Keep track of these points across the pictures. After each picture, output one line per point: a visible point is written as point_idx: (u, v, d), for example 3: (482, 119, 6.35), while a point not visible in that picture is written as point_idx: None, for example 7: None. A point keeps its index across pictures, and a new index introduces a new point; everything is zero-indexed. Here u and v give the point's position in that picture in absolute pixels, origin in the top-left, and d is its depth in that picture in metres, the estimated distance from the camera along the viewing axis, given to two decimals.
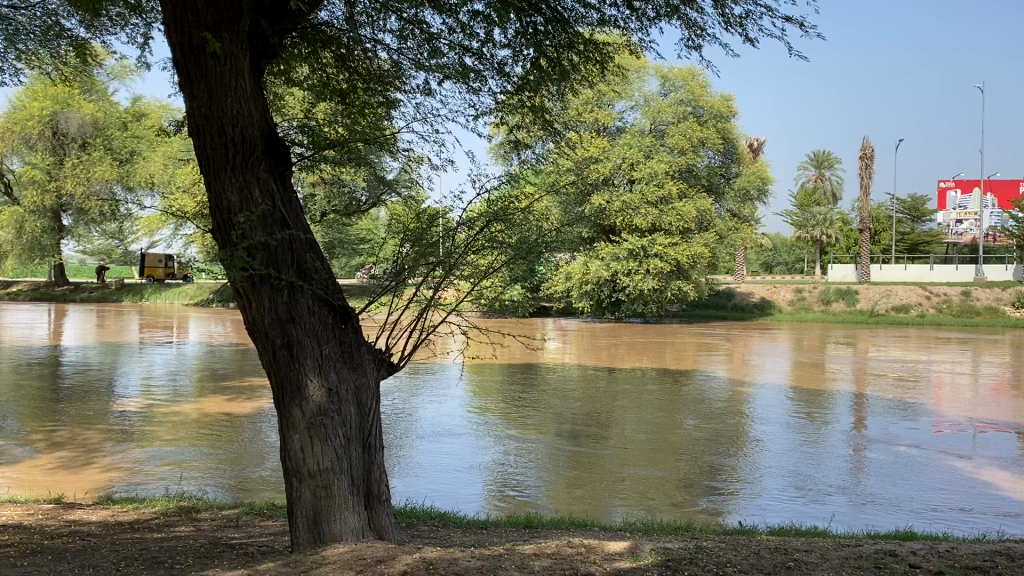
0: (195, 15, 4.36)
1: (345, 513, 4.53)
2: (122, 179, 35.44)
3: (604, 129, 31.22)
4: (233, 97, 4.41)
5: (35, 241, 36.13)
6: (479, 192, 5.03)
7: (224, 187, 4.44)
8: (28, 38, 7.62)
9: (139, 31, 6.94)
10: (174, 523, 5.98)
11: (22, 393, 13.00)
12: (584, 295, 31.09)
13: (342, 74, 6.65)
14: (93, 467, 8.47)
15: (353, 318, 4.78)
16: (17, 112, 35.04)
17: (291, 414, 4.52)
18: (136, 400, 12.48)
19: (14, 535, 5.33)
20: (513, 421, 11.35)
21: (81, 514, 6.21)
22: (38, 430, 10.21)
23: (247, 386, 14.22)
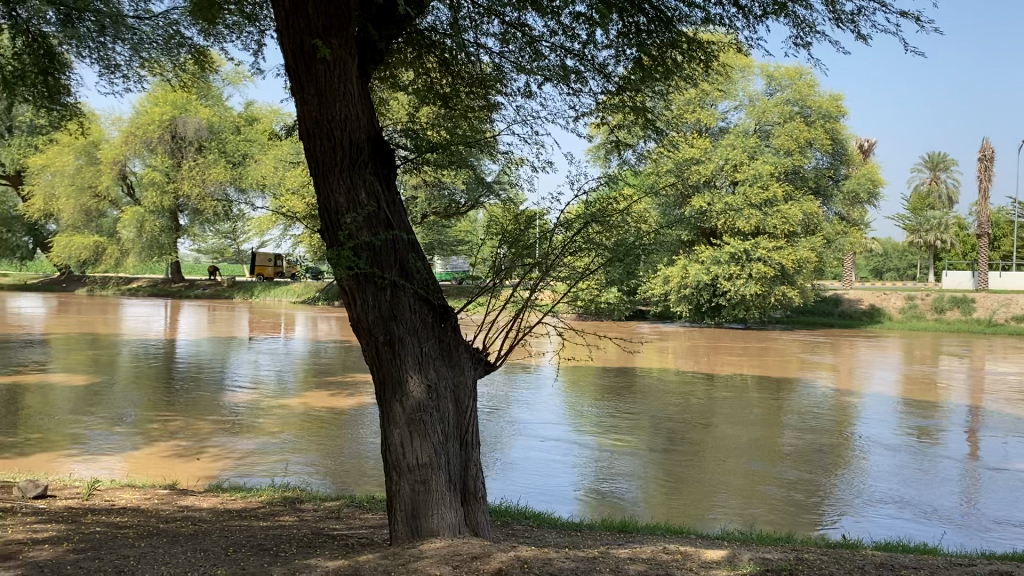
0: (307, 21, 4.50)
1: (442, 509, 4.59)
2: (235, 180, 37.02)
3: (706, 130, 30.74)
4: (342, 101, 4.54)
5: (155, 240, 37.90)
6: (578, 194, 5.03)
7: (333, 188, 4.57)
8: (151, 46, 8.02)
9: (254, 38, 7.22)
10: (279, 512, 6.19)
11: (139, 383, 13.70)
12: (683, 298, 30.39)
13: (445, 77, 6.74)
14: (204, 456, 8.85)
15: (452, 316, 4.85)
16: (140, 117, 36.99)
17: (392, 409, 4.62)
18: (244, 394, 12.96)
19: (133, 517, 5.64)
20: (609, 424, 11.28)
21: (193, 501, 6.50)
22: (155, 420, 10.73)
23: (348, 383, 14.58)
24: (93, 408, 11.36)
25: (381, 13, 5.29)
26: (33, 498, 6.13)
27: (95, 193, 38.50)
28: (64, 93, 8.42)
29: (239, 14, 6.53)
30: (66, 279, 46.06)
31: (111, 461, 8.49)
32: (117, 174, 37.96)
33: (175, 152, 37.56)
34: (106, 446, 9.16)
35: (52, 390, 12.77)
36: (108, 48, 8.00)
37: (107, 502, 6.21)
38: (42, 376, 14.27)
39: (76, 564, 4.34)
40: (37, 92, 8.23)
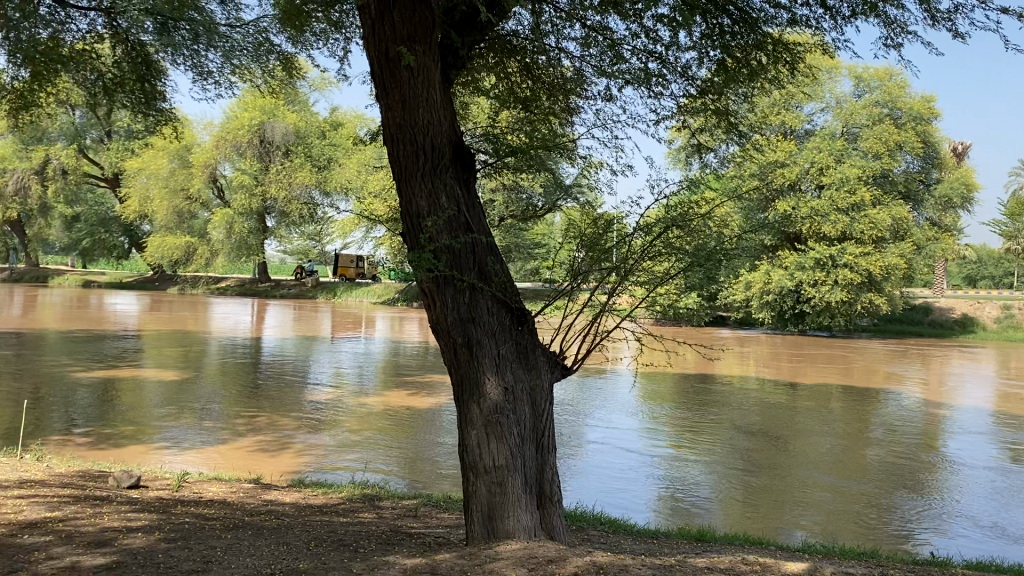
0: (391, 28, 4.60)
1: (518, 511, 4.62)
2: (319, 183, 37.92)
3: (790, 133, 30.07)
4: (425, 108, 4.62)
5: (243, 241, 39.03)
6: (658, 198, 5.00)
7: (415, 192, 4.65)
8: (242, 53, 8.30)
9: (340, 45, 7.41)
10: (358, 509, 6.32)
11: (226, 380, 14.15)
12: (765, 305, 29.77)
13: (525, 81, 6.79)
14: (286, 452, 9.09)
15: (529, 320, 4.87)
16: (231, 123, 38.27)
17: (470, 411, 4.67)
18: (326, 392, 13.24)
19: (220, 509, 5.84)
20: (686, 431, 11.14)
21: (276, 495, 6.68)
22: (240, 415, 11.06)
23: (426, 383, 14.76)
24: (183, 403, 11.79)
25: (464, 19, 5.37)
26: (127, 489, 6.41)
27: (187, 195, 39.94)
28: (160, 99, 8.75)
29: (327, 23, 6.72)
30: (158, 278, 47.90)
31: (198, 454, 8.81)
32: (208, 177, 39.31)
33: (263, 156, 38.70)
34: (195, 440, 9.49)
35: (145, 385, 13.29)
36: (201, 56, 8.29)
37: (196, 494, 6.44)
38: (136, 370, 14.85)
39: (167, 552, 4.52)
40: (136, 99, 8.57)
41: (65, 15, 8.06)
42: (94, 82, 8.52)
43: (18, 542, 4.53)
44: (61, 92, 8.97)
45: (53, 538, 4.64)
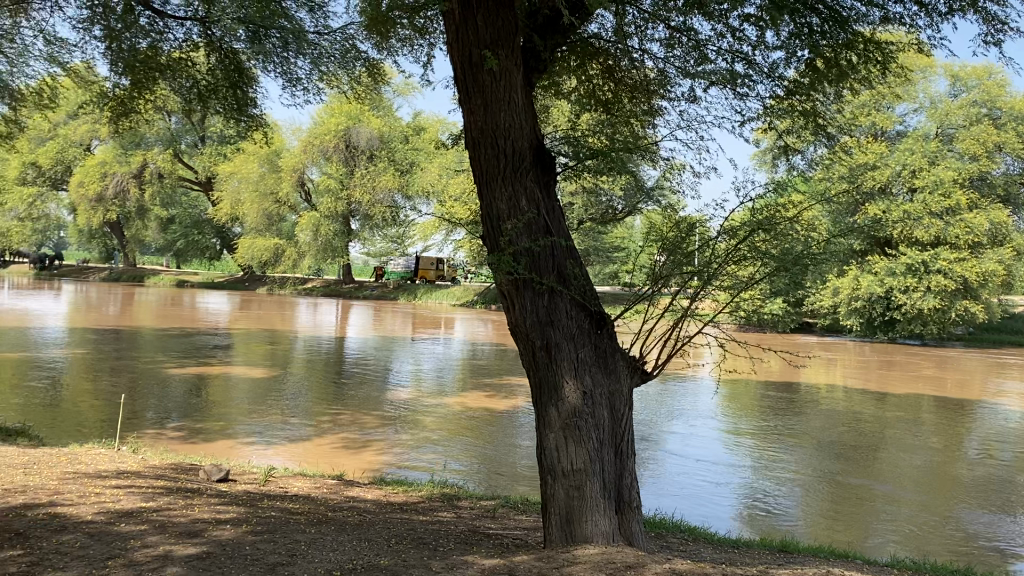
0: (475, 33, 4.65)
1: (596, 515, 4.60)
2: (402, 187, 38.49)
3: (881, 134, 29.16)
4: (506, 111, 4.64)
5: (329, 243, 39.95)
6: (743, 201, 4.93)
7: (495, 196, 4.69)
8: (330, 60, 8.50)
9: (424, 51, 7.52)
10: (437, 508, 6.39)
11: (311, 378, 14.49)
12: (853, 311, 28.89)
13: (607, 84, 6.76)
14: (368, 449, 9.26)
15: (609, 324, 4.84)
16: (318, 128, 39.27)
17: (548, 414, 4.68)
18: (407, 391, 13.43)
19: (305, 504, 6.00)
20: (770, 440, 10.90)
21: (357, 492, 6.81)
22: (325, 412, 11.32)
23: (505, 385, 14.83)
24: (270, 399, 12.14)
25: (547, 22, 5.38)
26: (217, 481, 6.63)
27: (276, 198, 41.11)
28: (251, 106, 9.05)
29: (412, 28, 6.84)
30: (248, 278, 49.45)
31: (284, 450, 9.05)
32: (296, 181, 40.39)
33: (348, 161, 39.56)
34: (281, 436, 9.76)
35: (234, 382, 13.74)
36: (291, 62, 8.51)
37: (282, 489, 6.63)
38: (226, 367, 15.35)
39: (254, 545, 4.66)
40: (229, 105, 8.87)
41: (163, 25, 8.37)
42: (190, 89, 8.86)
43: (116, 530, 4.74)
44: (160, 99, 9.37)
45: (149, 527, 4.84)
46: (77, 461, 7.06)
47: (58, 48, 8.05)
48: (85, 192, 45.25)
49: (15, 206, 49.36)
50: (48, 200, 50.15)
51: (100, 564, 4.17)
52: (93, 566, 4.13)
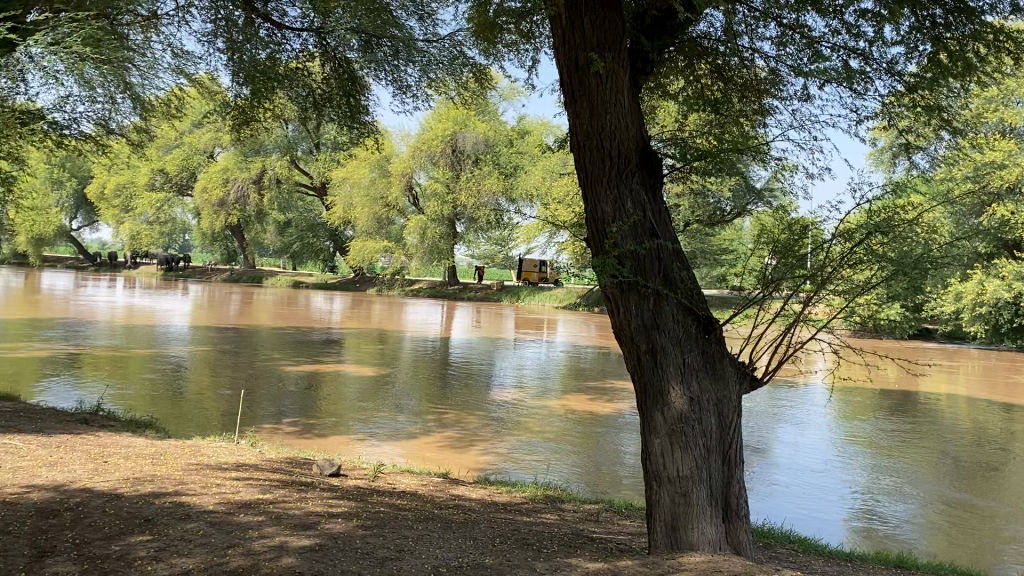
0: (582, 36, 4.66)
1: (702, 523, 4.53)
2: (507, 190, 38.70)
3: (1010, 132, 27.56)
4: (613, 113, 4.63)
5: (435, 245, 40.71)
6: (859, 203, 4.77)
7: (600, 199, 4.68)
8: (438, 66, 8.69)
9: (528, 56, 7.60)
10: (541, 509, 6.44)
11: (419, 377, 14.78)
12: (977, 317, 27.45)
13: (716, 83, 6.64)
14: (474, 449, 9.41)
15: (717, 329, 4.75)
16: (426, 133, 40.03)
17: (654, 418, 4.63)
18: (511, 393, 13.54)
19: (412, 501, 6.14)
20: (886, 451, 10.46)
21: (463, 490, 6.93)
22: (431, 411, 11.55)
23: (610, 388, 14.78)
24: (379, 398, 12.46)
25: (655, 23, 5.34)
26: (329, 476, 6.86)
27: (385, 202, 42.15)
28: (363, 113, 9.37)
29: (518, 33, 6.91)
30: (357, 279, 50.89)
31: (392, 446, 9.28)
32: (404, 185, 41.32)
33: (455, 165, 40.18)
34: (389, 433, 10.02)
35: (345, 380, 14.17)
36: (401, 71, 8.74)
37: (391, 485, 6.81)
38: (337, 366, 15.83)
39: (364, 539, 4.79)
40: (342, 112, 9.24)
41: (281, 37, 8.72)
42: (305, 97, 9.22)
43: (235, 521, 4.96)
44: (279, 108, 9.77)
45: (265, 518, 5.05)
46: (200, 452, 7.45)
47: (185, 61, 8.50)
48: (209, 197, 47.56)
49: (145, 211, 52.35)
50: (175, 205, 52.97)
51: (222, 551, 4.38)
52: (215, 554, 4.34)
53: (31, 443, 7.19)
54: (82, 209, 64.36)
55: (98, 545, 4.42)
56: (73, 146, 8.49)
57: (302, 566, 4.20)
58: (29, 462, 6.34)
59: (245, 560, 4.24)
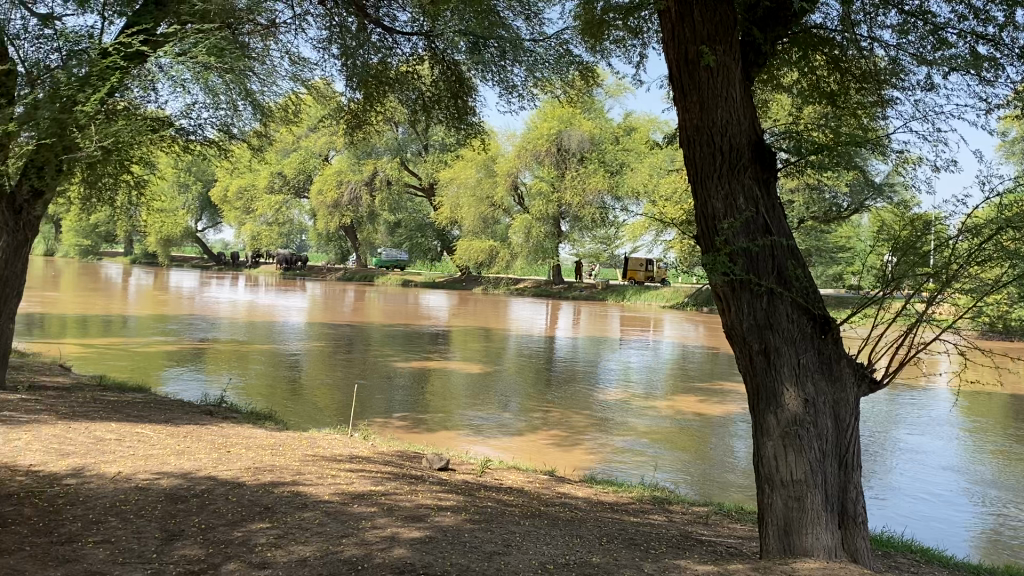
0: (692, 30, 4.60)
1: (818, 529, 4.39)
2: (612, 188, 38.38)
3: None
4: (724, 107, 4.54)
5: (540, 245, 40.87)
6: (988, 196, 4.51)
7: (712, 194, 4.59)
8: (545, 66, 8.70)
9: (636, 51, 7.60)
10: (648, 510, 6.36)
11: (525, 375, 14.87)
12: None
13: (832, 75, 6.43)
14: (579, 448, 9.40)
15: (833, 329, 4.57)
16: (532, 133, 40.16)
17: (766, 421, 4.52)
18: (616, 392, 13.44)
19: (519, 497, 6.19)
20: (1017, 460, 9.82)
21: (569, 489, 6.93)
22: (536, 410, 11.59)
23: (719, 389, 14.47)
24: (485, 394, 12.61)
25: (768, 14, 5.22)
26: (437, 470, 6.98)
27: (491, 202, 42.56)
28: (471, 114, 9.51)
29: (626, 30, 6.89)
30: (464, 278, 51.55)
31: (499, 443, 9.37)
32: (510, 185, 41.62)
33: (560, 164, 40.13)
34: (496, 429, 10.11)
35: (453, 376, 14.39)
36: (507, 71, 8.83)
37: (497, 481, 6.89)
38: (445, 363, 16.06)
39: (472, 533, 4.86)
40: (450, 113, 9.43)
41: (393, 41, 8.92)
42: (415, 101, 9.40)
43: (349, 511, 5.12)
44: (389, 112, 10.00)
45: (377, 510, 5.19)
46: (315, 444, 7.71)
47: (301, 67, 8.82)
48: (323, 199, 49.25)
49: (264, 213, 54.62)
50: (292, 206, 55.03)
51: (336, 540, 4.52)
52: (330, 543, 4.49)
53: (161, 432, 7.61)
54: (207, 211, 67.66)
55: (221, 530, 4.64)
56: (199, 152, 8.87)
57: (412, 557, 4.30)
58: (159, 450, 6.71)
59: (358, 550, 4.37)
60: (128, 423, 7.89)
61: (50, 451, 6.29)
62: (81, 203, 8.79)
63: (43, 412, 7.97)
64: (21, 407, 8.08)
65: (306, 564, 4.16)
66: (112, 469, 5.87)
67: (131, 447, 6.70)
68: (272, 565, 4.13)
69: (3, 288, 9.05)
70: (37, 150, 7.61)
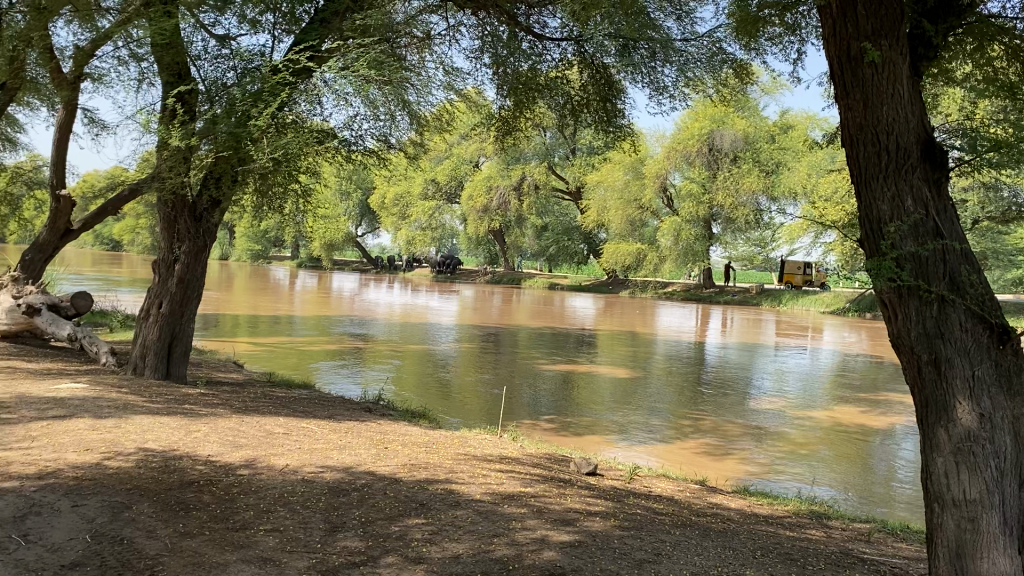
0: (856, 25, 4.41)
1: (994, 553, 4.08)
2: (767, 189, 37.14)
3: None
4: (890, 104, 4.31)
5: (690, 247, 40.12)
6: None
7: (876, 196, 4.36)
8: (697, 65, 8.55)
9: (793, 47, 7.41)
10: (805, 524, 6.14)
11: (674, 382, 14.63)
12: None
13: (1011, 65, 5.99)
14: (731, 457, 9.17)
15: (1013, 339, 4.24)
16: (683, 133, 39.45)
17: (937, 435, 4.26)
18: (771, 401, 13.01)
19: (669, 506, 6.11)
20: None
21: (721, 499, 6.78)
22: (686, 416, 11.39)
23: (883, 400, 13.69)
24: (634, 400, 12.52)
25: (939, 5, 4.93)
26: (586, 475, 7.00)
27: (640, 204, 42.22)
28: (619, 117, 9.54)
29: (782, 26, 6.68)
30: (612, 282, 51.31)
31: (648, 450, 9.29)
32: (659, 186, 41.07)
33: (712, 164, 39.22)
34: (644, 436, 10.03)
35: (601, 380, 14.36)
36: (658, 72, 8.80)
37: (646, 488, 6.83)
38: (593, 367, 16.06)
39: (622, 539, 4.85)
40: (599, 117, 9.50)
41: (543, 47, 9.01)
42: (563, 105, 9.52)
43: (500, 511, 5.22)
44: (538, 117, 10.15)
45: (527, 511, 5.26)
46: (466, 444, 7.92)
47: (454, 77, 9.07)
48: (474, 204, 50.49)
49: (419, 218, 56.40)
50: (444, 212, 56.44)
51: (489, 540, 4.63)
52: (482, 541, 4.59)
53: (325, 428, 8.02)
54: (366, 217, 70.64)
55: (380, 524, 4.84)
56: (360, 162, 9.26)
57: (562, 561, 4.34)
58: (322, 444, 7.09)
59: (509, 550, 4.45)
60: (296, 418, 8.36)
61: (227, 442, 6.76)
62: (253, 211, 9.38)
63: (221, 406, 8.58)
64: (201, 401, 8.72)
65: (460, 562, 4.27)
66: (280, 461, 6.25)
67: (298, 441, 7.11)
68: (427, 560, 4.28)
69: (185, 290, 9.73)
70: (215, 160, 8.28)
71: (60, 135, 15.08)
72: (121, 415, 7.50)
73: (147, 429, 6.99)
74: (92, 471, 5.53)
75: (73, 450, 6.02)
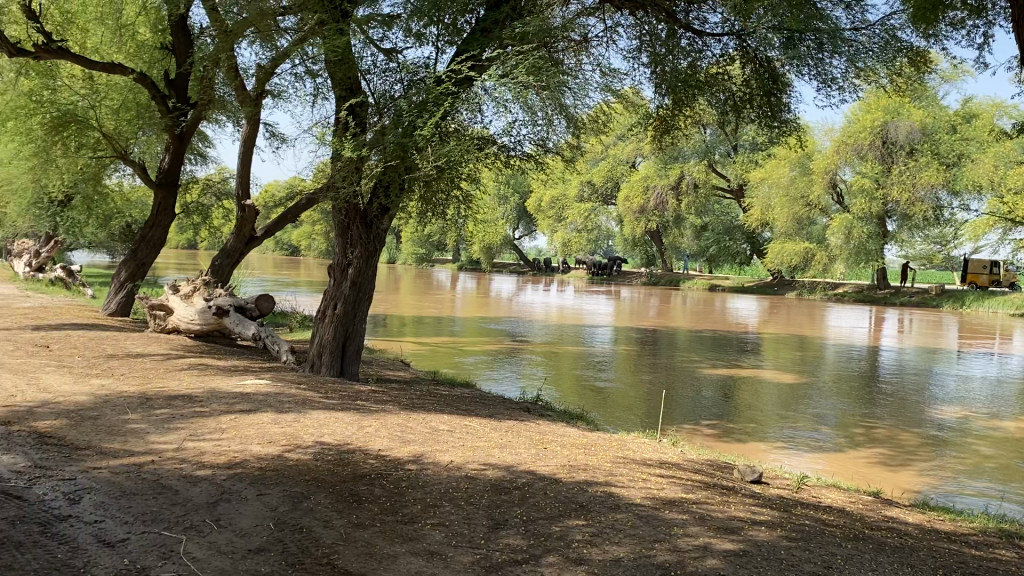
0: None
1: None
2: (948, 183, 34.73)
3: None
4: None
5: (862, 246, 37.97)
6: None
7: None
8: (868, 55, 8.18)
9: (979, 30, 7.01)
10: (993, 543, 5.70)
11: (846, 388, 13.93)
12: None
13: None
14: (908, 468, 8.65)
15: None
16: (854, 125, 37.19)
17: None
18: (955, 410, 12.17)
19: (840, 517, 5.85)
20: None
21: (898, 512, 6.41)
22: (858, 425, 10.84)
23: None
24: (801, 406, 12.04)
25: None
26: (751, 482, 6.81)
27: (806, 202, 40.48)
28: (784, 111, 9.24)
29: (965, 9, 6.28)
30: (777, 283, 49.41)
31: (817, 459, 8.92)
32: (828, 183, 38.99)
33: (885, 157, 36.99)
34: (813, 444, 9.63)
35: (766, 386, 13.89)
36: (825, 63, 8.41)
37: (815, 498, 6.56)
38: (757, 371, 15.57)
39: (789, 550, 4.69)
40: (763, 112, 9.23)
41: (702, 44, 8.86)
42: (724, 102, 9.35)
43: (661, 516, 5.18)
44: (698, 114, 10.02)
45: (689, 517, 5.19)
46: (627, 447, 7.89)
47: (612, 78, 9.08)
48: (632, 206, 50.21)
49: (575, 220, 56.52)
50: (600, 213, 56.23)
51: (650, 544, 4.61)
52: (643, 546, 4.58)
53: (487, 427, 8.21)
54: (523, 220, 71.64)
55: (541, 523, 4.92)
56: (518, 167, 9.42)
57: (726, 569, 4.27)
58: (486, 442, 7.27)
59: (671, 556, 4.41)
60: (460, 417, 8.60)
61: (396, 438, 7.07)
62: (418, 216, 9.78)
63: (390, 403, 8.96)
64: (371, 398, 9.15)
65: (620, 565, 4.28)
66: (446, 458, 6.47)
67: (463, 439, 7.32)
68: (588, 562, 4.32)
69: (359, 292, 10.28)
70: (384, 170, 8.69)
71: (244, 148, 16.23)
72: (300, 411, 7.99)
73: (323, 424, 7.41)
74: (275, 462, 5.94)
75: (258, 443, 6.48)
